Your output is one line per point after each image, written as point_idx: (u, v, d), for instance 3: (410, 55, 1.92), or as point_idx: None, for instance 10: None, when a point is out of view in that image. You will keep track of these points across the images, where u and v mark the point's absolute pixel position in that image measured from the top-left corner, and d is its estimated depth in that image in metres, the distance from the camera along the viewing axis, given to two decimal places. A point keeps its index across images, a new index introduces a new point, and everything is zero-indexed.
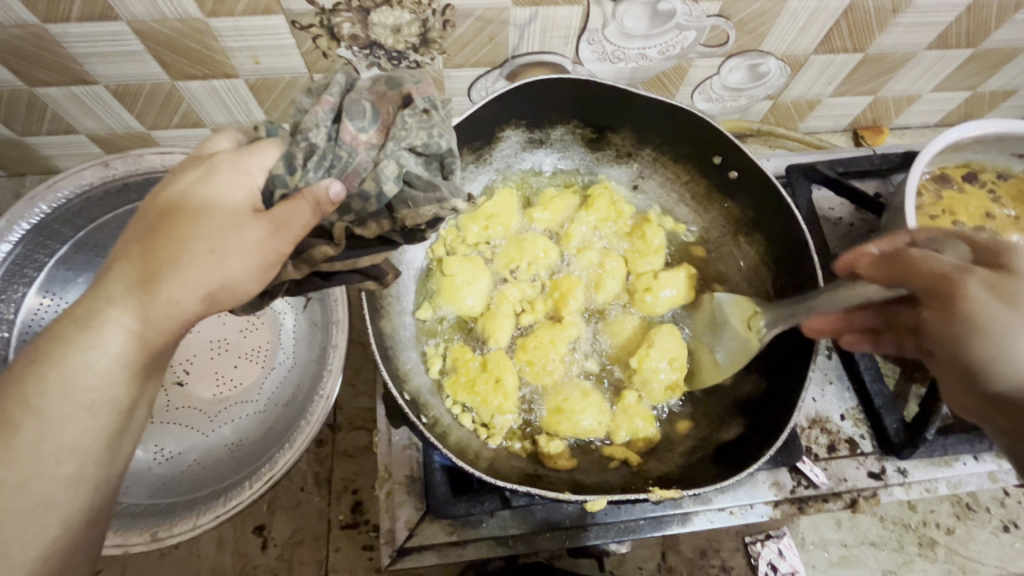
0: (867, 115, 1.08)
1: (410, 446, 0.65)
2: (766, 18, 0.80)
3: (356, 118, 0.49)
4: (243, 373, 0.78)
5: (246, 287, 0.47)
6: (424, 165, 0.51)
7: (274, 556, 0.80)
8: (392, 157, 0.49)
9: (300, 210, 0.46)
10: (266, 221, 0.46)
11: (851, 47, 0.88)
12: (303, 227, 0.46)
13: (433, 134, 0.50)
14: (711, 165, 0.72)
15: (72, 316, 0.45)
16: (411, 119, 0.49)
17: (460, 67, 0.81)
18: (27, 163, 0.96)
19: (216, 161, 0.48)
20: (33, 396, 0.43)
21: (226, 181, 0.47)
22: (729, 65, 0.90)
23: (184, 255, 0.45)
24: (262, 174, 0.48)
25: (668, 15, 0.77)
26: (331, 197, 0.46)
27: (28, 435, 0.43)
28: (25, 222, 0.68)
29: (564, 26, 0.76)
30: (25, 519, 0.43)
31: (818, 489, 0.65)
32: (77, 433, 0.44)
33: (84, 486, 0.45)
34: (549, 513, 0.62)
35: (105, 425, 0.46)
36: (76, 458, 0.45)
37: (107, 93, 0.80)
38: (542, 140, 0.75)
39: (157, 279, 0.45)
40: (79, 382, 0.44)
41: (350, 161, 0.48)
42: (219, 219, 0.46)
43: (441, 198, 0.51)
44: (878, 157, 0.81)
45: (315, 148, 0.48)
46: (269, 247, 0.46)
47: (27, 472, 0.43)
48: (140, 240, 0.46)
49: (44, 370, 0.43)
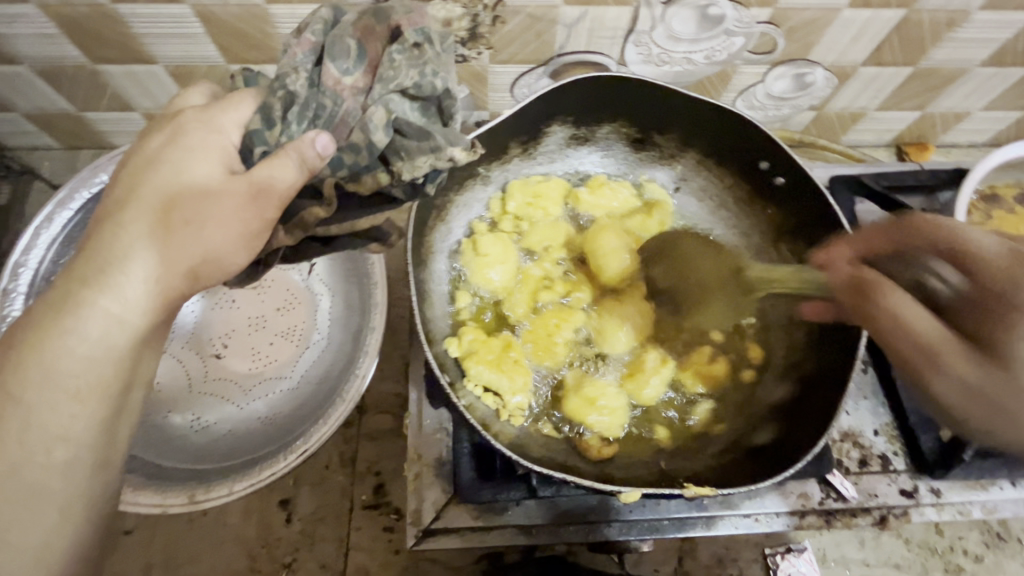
0: (912, 131, 1.06)
1: (440, 429, 0.66)
2: (817, 26, 0.79)
3: (340, 58, 0.49)
4: (278, 350, 0.80)
5: (232, 258, 0.48)
6: (420, 110, 0.50)
7: (296, 530, 0.82)
8: (381, 102, 0.48)
9: (278, 167, 0.46)
10: (243, 185, 0.46)
11: (902, 61, 0.86)
12: (289, 187, 0.47)
13: (425, 73, 0.49)
14: (758, 170, 0.72)
15: (50, 302, 0.46)
16: (400, 57, 0.49)
17: (505, 63, 0.82)
18: (83, 138, 1.00)
19: (185, 121, 0.49)
20: (16, 387, 0.45)
21: (201, 138, 0.48)
22: (775, 73, 0.89)
23: (164, 229, 0.46)
24: (235, 130, 0.49)
25: (718, 20, 0.77)
26: (317, 150, 0.47)
27: (17, 421, 0.45)
28: (85, 190, 0.72)
29: (612, 26, 0.77)
30: (23, 503, 0.45)
31: (847, 502, 0.64)
32: (65, 420, 0.46)
33: (78, 473, 0.47)
34: (574, 504, 0.63)
35: (97, 411, 0.47)
36: (66, 444, 0.46)
37: (164, 73, 0.83)
38: (588, 137, 0.76)
39: (138, 256, 0.46)
40: (61, 371, 0.46)
41: (335, 109, 0.49)
42: (199, 187, 0.47)
43: (435, 145, 0.49)
44: (925, 173, 0.79)
45: (296, 96, 0.49)
46: (251, 214, 0.47)
47: (18, 458, 0.45)
48: (116, 214, 0.47)
49: (25, 360, 0.45)
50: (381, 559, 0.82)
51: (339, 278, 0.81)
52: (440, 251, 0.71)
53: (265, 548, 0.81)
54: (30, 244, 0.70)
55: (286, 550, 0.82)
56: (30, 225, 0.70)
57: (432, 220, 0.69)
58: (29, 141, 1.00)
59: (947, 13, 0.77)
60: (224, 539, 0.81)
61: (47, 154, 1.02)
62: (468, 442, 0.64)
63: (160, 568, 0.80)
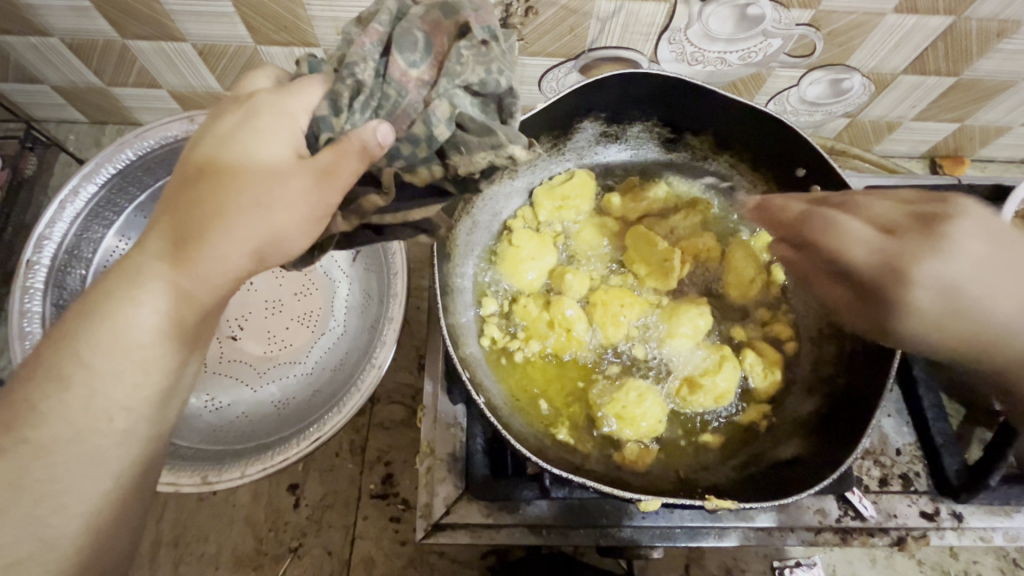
0: (948, 143, 1.03)
1: (454, 425, 0.66)
2: (859, 31, 0.76)
3: (407, 50, 0.48)
4: (294, 335, 0.80)
5: (295, 241, 0.48)
6: (480, 107, 0.49)
7: (305, 515, 0.83)
8: (444, 96, 0.47)
9: (347, 157, 0.46)
10: (311, 170, 0.47)
11: (945, 70, 0.83)
12: (351, 174, 0.46)
13: (491, 70, 0.48)
14: (792, 176, 0.70)
15: (123, 270, 0.46)
16: (468, 52, 0.47)
17: (536, 55, 0.81)
18: (111, 113, 1.00)
19: (257, 103, 0.49)
20: (84, 351, 0.44)
21: (269, 119, 0.47)
22: (811, 77, 0.87)
23: (232, 205, 0.46)
24: (303, 114, 0.48)
25: (757, 20, 0.74)
26: (378, 140, 0.46)
27: (80, 390, 0.44)
28: (111, 166, 0.71)
29: (647, 22, 0.75)
30: (69, 477, 0.44)
31: (865, 522, 0.62)
32: (129, 389, 0.45)
33: (135, 441, 0.46)
34: (587, 508, 0.62)
35: (156, 384, 0.47)
36: (128, 415, 0.45)
37: (193, 51, 0.82)
38: (618, 135, 0.74)
39: (206, 234, 0.46)
40: (132, 339, 0.45)
41: (399, 101, 0.48)
42: (264, 171, 0.47)
43: (496, 143, 0.50)
44: (963, 187, 0.77)
45: (362, 86, 0.47)
46: (316, 200, 0.47)
47: (79, 425, 0.43)
48: (184, 194, 0.47)
49: (95, 324, 0.45)
50: (387, 549, 0.82)
51: (360, 262, 0.81)
52: (466, 245, 0.70)
53: (273, 531, 0.82)
54: (55, 218, 0.70)
55: (293, 535, 0.82)
56: (56, 198, 0.70)
57: (460, 212, 0.68)
58: (57, 114, 1.00)
59: (996, 22, 0.74)
60: (234, 520, 0.82)
61: (74, 127, 1.03)
62: (481, 436, 0.64)
63: (170, 545, 0.80)
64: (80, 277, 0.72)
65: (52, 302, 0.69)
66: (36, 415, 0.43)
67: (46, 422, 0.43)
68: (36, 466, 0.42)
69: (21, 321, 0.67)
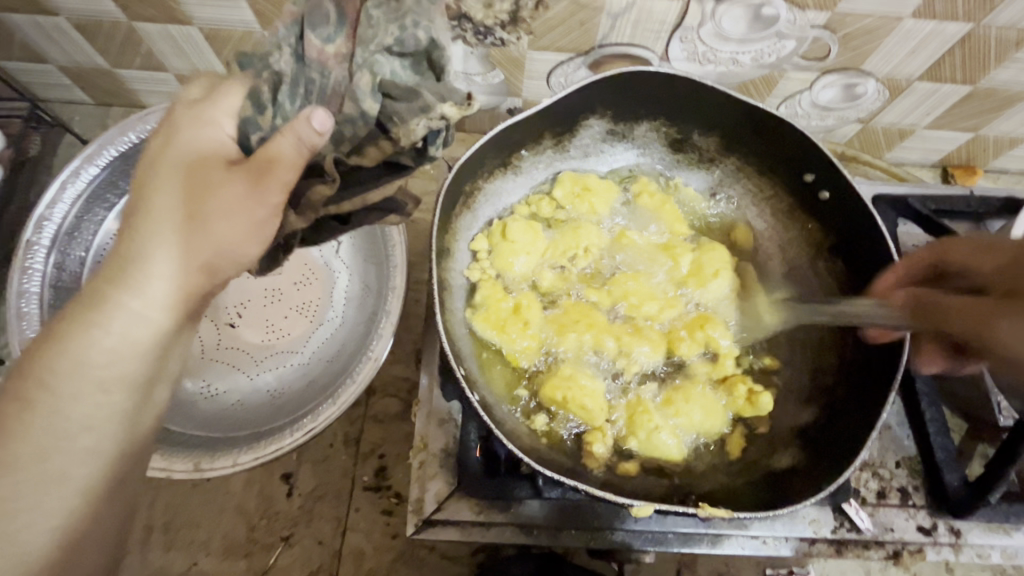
0: (962, 153, 1.01)
1: (448, 420, 0.65)
2: (876, 35, 0.75)
3: (321, 26, 0.47)
4: (292, 324, 0.79)
5: (240, 250, 0.48)
6: (410, 67, 0.47)
7: (296, 505, 0.83)
8: (365, 66, 0.46)
9: (283, 155, 0.44)
10: (243, 174, 0.46)
11: (961, 78, 0.81)
12: (288, 171, 0.45)
13: (404, 26, 0.46)
14: (801, 181, 0.69)
15: (84, 298, 0.47)
16: (377, 12, 0.46)
17: (543, 50, 0.80)
18: (116, 95, 1.00)
19: (179, 118, 0.49)
20: (45, 374, 0.46)
21: (197, 131, 0.48)
22: (824, 81, 0.85)
23: (176, 227, 0.47)
24: (229, 121, 0.48)
25: (771, 21, 0.73)
26: (316, 128, 0.43)
27: (45, 409, 0.45)
28: (113, 148, 0.71)
29: (658, 19, 0.74)
30: (35, 488, 0.45)
31: (862, 534, 0.62)
32: (92, 409, 0.47)
33: (100, 459, 0.48)
34: (580, 510, 0.62)
35: (119, 401, 0.48)
36: (91, 431, 0.47)
37: (199, 35, 0.82)
38: (625, 134, 0.73)
39: (153, 261, 0.47)
40: (90, 363, 0.46)
41: (323, 82, 0.47)
42: (201, 179, 0.47)
43: (427, 105, 0.47)
44: (975, 199, 0.76)
45: (282, 75, 0.48)
46: (255, 202, 0.46)
47: (46, 443, 0.45)
48: (135, 220, 0.48)
49: (54, 350, 0.46)
50: (378, 541, 0.81)
51: (351, 253, 0.80)
52: (466, 238, 0.69)
53: (265, 520, 0.82)
54: (56, 198, 0.69)
55: (285, 524, 0.82)
56: (57, 177, 0.69)
57: (461, 206, 0.67)
58: (62, 95, 1.00)
59: (1015, 31, 0.73)
60: (225, 508, 0.82)
61: (79, 108, 1.02)
62: (475, 433, 0.63)
63: (160, 530, 0.80)
64: (79, 259, 0.72)
65: (50, 284, 0.69)
66: (5, 435, 0.44)
67: (15, 441, 0.44)
68: (4, 482, 0.44)
69: (18, 301, 0.67)
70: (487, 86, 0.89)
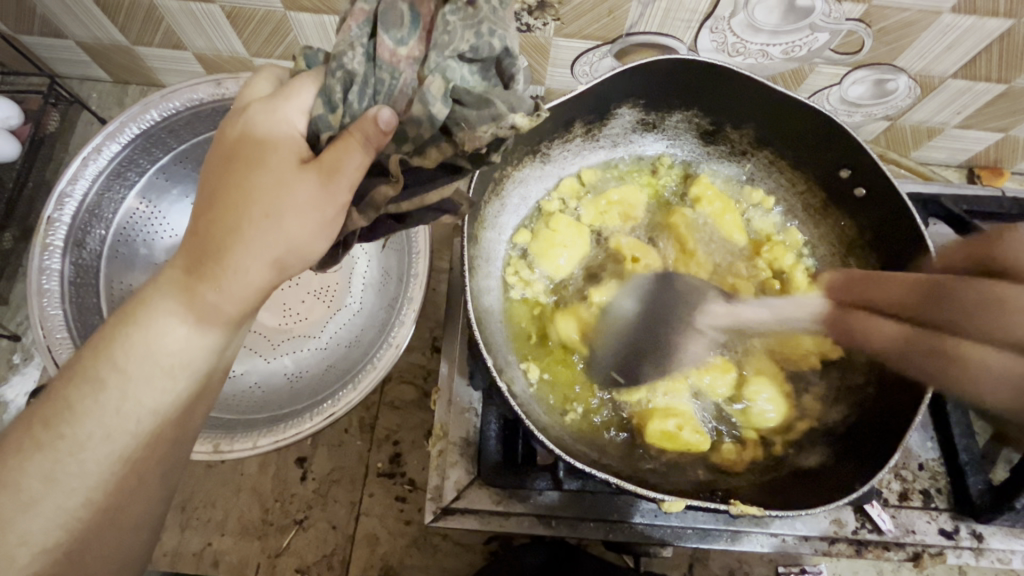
0: (990, 153, 0.99)
1: (468, 409, 0.65)
2: (912, 30, 0.73)
3: (394, 27, 0.45)
4: (310, 309, 0.79)
5: (310, 247, 0.46)
6: (478, 73, 0.45)
7: (311, 488, 0.83)
8: (437, 71, 0.44)
9: (351, 151, 0.43)
10: (314, 172, 0.44)
11: (997, 77, 0.80)
12: (356, 169, 0.44)
13: (481, 33, 0.44)
14: (837, 177, 0.68)
15: (155, 283, 0.46)
16: (453, 18, 0.44)
17: (571, 37, 0.78)
18: (134, 73, 0.99)
19: (252, 112, 0.46)
20: (119, 355, 0.45)
21: (267, 126, 0.46)
22: (855, 77, 0.84)
23: (244, 221, 0.44)
24: (300, 118, 0.46)
25: (806, 12, 0.72)
26: (382, 126, 0.43)
27: (114, 391, 0.45)
28: (135, 126, 0.70)
29: (689, 9, 0.72)
30: (85, 468, 0.44)
31: (882, 535, 0.61)
32: (157, 396, 0.46)
33: (159, 446, 0.47)
34: (600, 502, 0.61)
35: (183, 389, 0.47)
36: (154, 417, 0.46)
37: (221, 14, 0.80)
38: (655, 124, 0.72)
39: (226, 251, 0.45)
40: (161, 348, 0.45)
41: (393, 84, 0.45)
42: (272, 175, 0.45)
43: (496, 113, 0.45)
44: (1008, 200, 0.74)
45: (354, 75, 0.44)
46: (326, 200, 0.45)
47: (110, 423, 0.45)
48: (205, 208, 0.45)
49: (129, 334, 0.45)
50: (391, 527, 0.82)
51: (381, 244, 0.79)
52: (495, 228, 0.69)
53: (280, 502, 0.82)
54: (77, 174, 0.68)
55: (299, 507, 0.82)
56: (79, 154, 0.68)
57: (488, 194, 0.66)
58: (81, 71, 0.99)
59: None
60: (241, 489, 0.82)
61: (97, 85, 1.02)
62: (496, 422, 0.63)
63: (177, 509, 0.81)
64: (100, 237, 0.72)
65: (72, 260, 0.69)
66: (72, 413, 0.44)
67: (83, 418, 0.44)
68: (69, 461, 0.44)
69: (39, 278, 0.66)
70: None
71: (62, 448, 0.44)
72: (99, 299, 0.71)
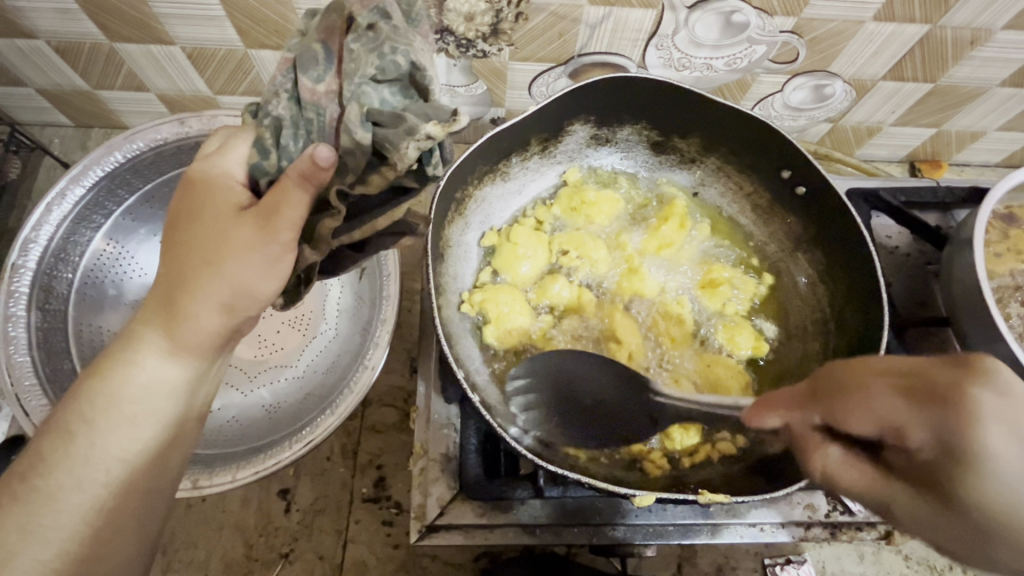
0: (926, 148, 1.06)
1: (446, 425, 0.65)
2: (841, 38, 0.79)
3: (310, 67, 0.47)
4: (285, 339, 0.79)
5: (262, 289, 0.48)
6: (394, 91, 0.47)
7: (296, 520, 0.82)
8: (354, 98, 0.46)
9: (290, 192, 0.45)
10: (254, 216, 0.47)
11: (923, 77, 0.86)
12: (297, 206, 0.46)
13: (385, 54, 0.47)
14: (779, 178, 0.71)
15: (123, 337, 0.48)
16: (357, 45, 0.47)
17: (525, 61, 0.82)
18: (96, 116, 0.99)
19: (193, 168, 0.49)
20: (87, 408, 0.46)
21: (208, 177, 0.48)
22: (795, 84, 0.89)
23: (194, 271, 0.47)
24: (239, 168, 0.49)
25: (742, 27, 0.76)
26: (321, 162, 0.44)
27: (83, 441, 0.46)
28: (99, 169, 0.70)
29: (635, 29, 0.77)
30: (61, 516, 0.45)
31: (854, 516, 0.63)
32: (124, 443, 0.47)
33: (130, 493, 0.47)
34: (581, 505, 0.62)
35: (150, 437, 0.48)
36: (126, 465, 0.47)
37: (182, 55, 0.82)
38: (608, 138, 0.75)
39: (182, 300, 0.47)
40: (124, 398, 0.47)
41: (320, 120, 0.47)
42: (216, 224, 0.48)
43: (413, 125, 0.46)
44: (942, 190, 0.78)
45: (281, 120, 0.48)
46: (269, 240, 0.47)
47: (80, 475, 0.46)
48: (165, 262, 0.49)
49: (94, 385, 0.47)
50: (380, 553, 0.81)
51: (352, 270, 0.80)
52: (461, 245, 0.71)
53: (263, 537, 0.81)
54: (42, 220, 0.68)
55: (284, 540, 0.81)
56: (43, 200, 0.68)
57: (453, 214, 0.69)
58: (41, 118, 0.99)
59: (971, 31, 0.77)
60: (223, 526, 0.81)
61: (58, 131, 1.02)
62: (475, 436, 0.64)
63: (157, 554, 0.79)
64: (67, 280, 0.71)
65: (37, 307, 0.68)
66: (45, 465, 0.45)
67: (56, 470, 0.45)
68: (44, 512, 0.44)
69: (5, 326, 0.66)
70: (469, 96, 0.91)
71: (36, 499, 0.45)
72: (69, 343, 0.70)
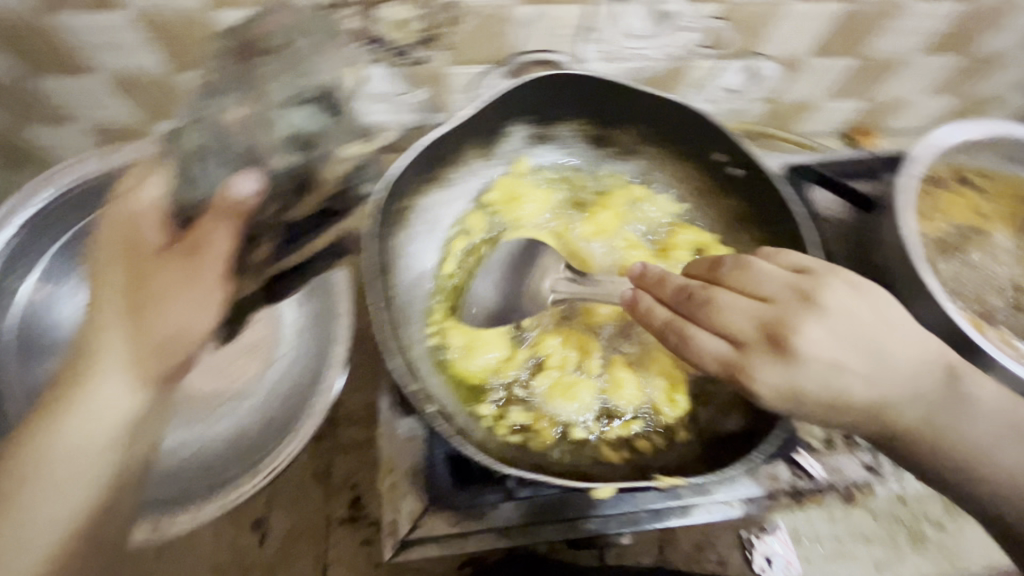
0: (859, 119, 1.10)
1: (414, 436, 0.65)
2: (763, 20, 0.81)
3: None
4: (241, 365, 0.76)
5: (192, 327, 0.49)
6: None
7: (271, 551, 0.80)
8: None
9: (214, 226, 0.49)
10: (181, 255, 0.48)
11: (843, 50, 0.90)
12: (223, 241, 0.49)
13: None
14: (712, 162, 0.74)
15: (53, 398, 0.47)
16: None
17: (466, 64, 0.81)
18: None
19: (111, 214, 0.50)
20: (16, 474, 0.45)
21: (129, 223, 0.50)
22: (726, 67, 0.91)
23: (124, 318, 0.47)
24: (153, 208, 0.50)
25: (669, 15, 0.78)
26: (240, 197, 0.50)
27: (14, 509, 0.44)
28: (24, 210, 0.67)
29: (564, 25, 0.78)
30: None
31: (816, 481, 0.66)
32: (58, 505, 0.45)
33: (70, 555, 0.45)
34: (553, 502, 0.62)
35: (85, 499, 0.46)
36: (61, 529, 0.45)
37: (96, 84, 0.73)
38: (549, 136, 0.76)
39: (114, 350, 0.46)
40: (57, 459, 0.45)
41: None
42: (136, 270, 0.48)
43: None
44: (869, 159, 0.82)
45: None
46: (193, 278, 0.48)
47: (14, 540, 0.44)
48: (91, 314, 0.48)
49: (24, 449, 0.45)
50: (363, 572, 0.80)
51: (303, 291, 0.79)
52: (413, 256, 0.72)
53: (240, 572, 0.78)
54: None
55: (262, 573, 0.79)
56: None
57: (394, 226, 0.69)
58: None
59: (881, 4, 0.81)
60: (197, 567, 0.78)
61: None
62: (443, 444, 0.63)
63: None
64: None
65: None
66: None
67: None
68: None
69: None
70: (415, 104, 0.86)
71: None
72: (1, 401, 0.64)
